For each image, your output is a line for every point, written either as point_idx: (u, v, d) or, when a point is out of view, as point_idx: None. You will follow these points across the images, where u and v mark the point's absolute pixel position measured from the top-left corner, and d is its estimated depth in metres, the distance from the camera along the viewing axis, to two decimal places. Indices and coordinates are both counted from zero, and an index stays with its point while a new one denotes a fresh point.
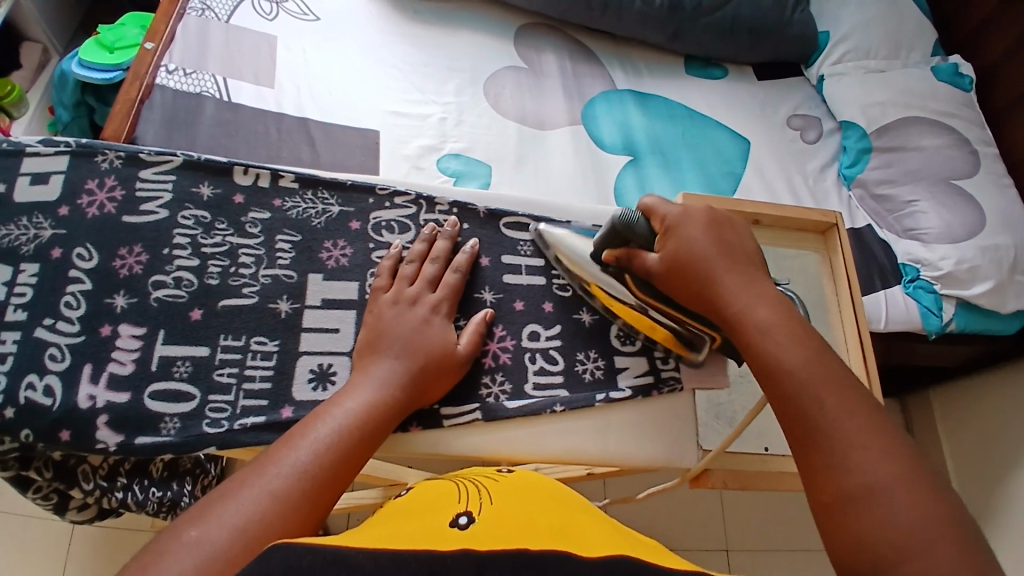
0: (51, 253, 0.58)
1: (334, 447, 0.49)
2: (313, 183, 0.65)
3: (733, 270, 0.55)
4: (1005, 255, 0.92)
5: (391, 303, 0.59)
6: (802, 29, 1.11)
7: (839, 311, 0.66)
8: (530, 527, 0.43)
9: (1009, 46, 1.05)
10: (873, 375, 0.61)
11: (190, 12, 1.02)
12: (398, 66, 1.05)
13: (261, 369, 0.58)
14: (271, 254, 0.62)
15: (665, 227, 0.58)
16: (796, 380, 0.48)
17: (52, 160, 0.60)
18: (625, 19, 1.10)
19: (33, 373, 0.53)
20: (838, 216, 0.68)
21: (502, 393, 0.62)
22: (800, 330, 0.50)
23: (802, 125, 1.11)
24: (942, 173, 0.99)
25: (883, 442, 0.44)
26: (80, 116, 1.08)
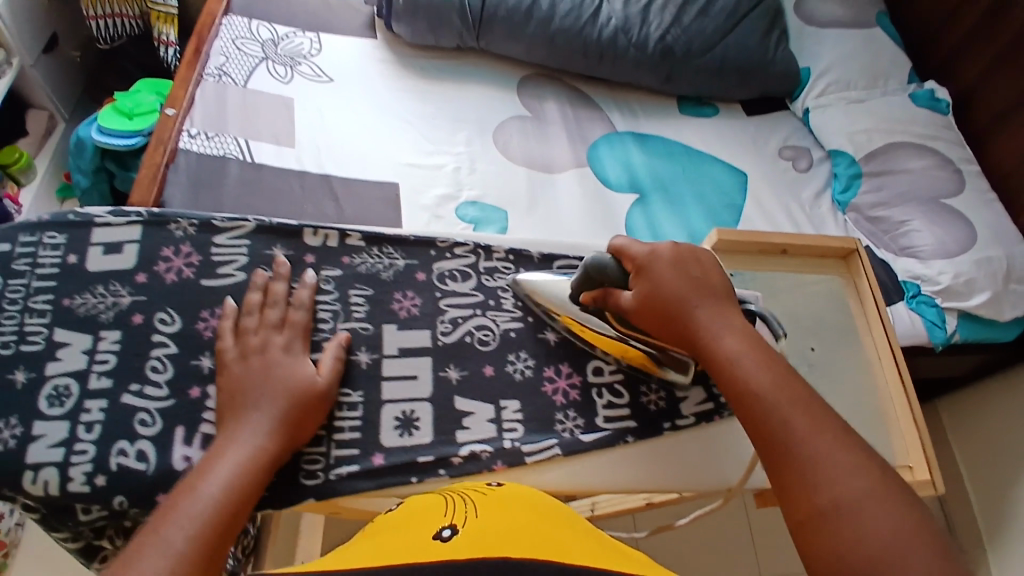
0: (132, 320, 0.61)
1: (211, 523, 0.47)
2: (378, 240, 0.70)
3: (706, 303, 0.59)
4: (999, 266, 0.98)
5: (239, 358, 0.58)
6: (785, 66, 1.19)
7: (869, 330, 0.70)
8: (512, 535, 0.45)
9: (979, 70, 1.15)
10: (909, 386, 0.66)
11: (206, 78, 1.07)
12: (410, 121, 1.10)
13: (350, 420, 0.61)
14: (347, 308, 0.66)
15: (637, 266, 0.62)
16: (765, 404, 0.52)
17: (126, 230, 0.65)
18: (622, 65, 1.16)
19: (124, 440, 0.56)
20: (858, 242, 0.72)
21: (576, 428, 0.65)
22: (765, 354, 0.55)
23: (793, 155, 1.18)
24: (930, 194, 1.06)
25: (853, 459, 0.48)
26: (99, 181, 1.09)
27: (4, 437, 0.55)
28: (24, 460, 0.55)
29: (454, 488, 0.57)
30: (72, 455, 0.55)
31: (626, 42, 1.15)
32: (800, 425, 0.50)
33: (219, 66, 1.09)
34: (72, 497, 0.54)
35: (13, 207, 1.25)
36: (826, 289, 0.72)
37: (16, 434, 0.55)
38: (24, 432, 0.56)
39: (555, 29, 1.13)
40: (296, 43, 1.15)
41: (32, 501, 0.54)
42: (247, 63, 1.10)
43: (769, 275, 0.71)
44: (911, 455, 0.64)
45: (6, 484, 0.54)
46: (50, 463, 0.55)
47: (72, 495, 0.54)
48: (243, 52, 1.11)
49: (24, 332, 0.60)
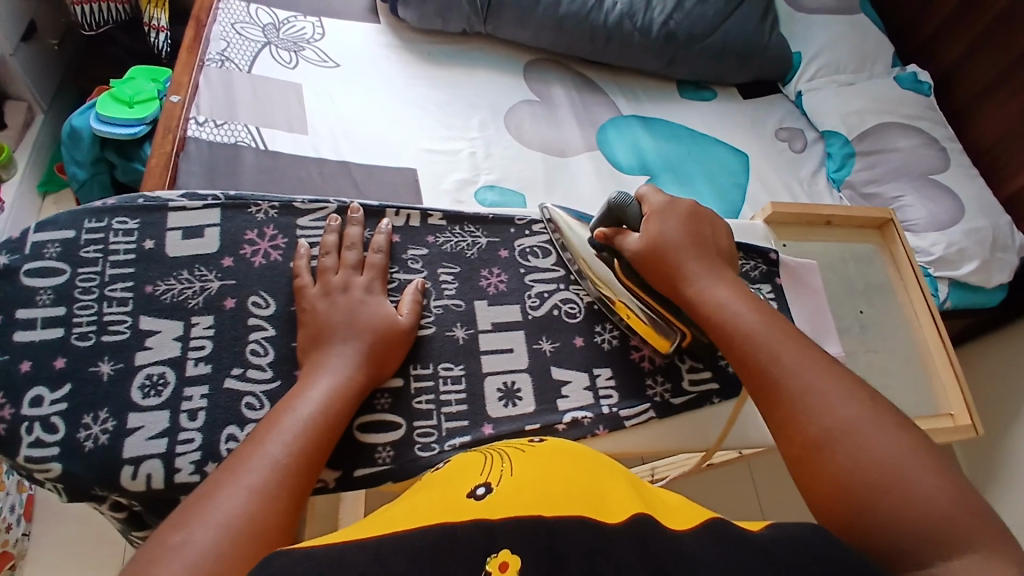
0: (225, 303, 0.65)
1: (302, 433, 0.53)
2: (459, 219, 0.77)
3: (703, 262, 0.66)
4: (986, 235, 1.06)
5: (322, 294, 0.64)
6: (779, 51, 1.24)
7: (908, 294, 0.83)
8: (544, 495, 0.48)
9: (962, 49, 1.22)
10: (947, 343, 0.79)
11: (209, 63, 1.03)
12: (422, 106, 1.10)
13: (455, 393, 0.67)
14: (438, 286, 0.72)
15: (649, 212, 0.69)
16: (756, 346, 0.59)
17: (204, 214, 0.69)
18: (627, 49, 1.19)
19: (234, 425, 0.61)
20: (890, 215, 0.86)
21: (665, 392, 0.71)
22: (755, 304, 0.62)
23: (789, 136, 1.23)
24: (920, 170, 1.13)
25: (843, 390, 0.55)
26: (100, 172, 1.06)
27: (96, 433, 0.58)
28: (121, 455, 0.58)
29: (496, 445, 0.59)
30: (177, 445, 0.59)
31: (631, 27, 1.17)
32: (790, 363, 0.57)
33: (221, 51, 1.05)
34: (177, 488, 0.58)
35: None
36: (867, 256, 0.84)
37: (108, 429, 0.59)
38: (118, 425, 0.59)
39: (562, 13, 1.15)
40: (298, 27, 1.12)
41: (133, 495, 0.58)
42: (251, 47, 1.07)
43: (820, 242, 0.84)
44: (953, 404, 0.77)
45: (109, 477, 0.57)
46: (153, 455, 0.58)
47: (179, 485, 0.58)
48: (245, 37, 1.08)
49: (105, 322, 0.63)
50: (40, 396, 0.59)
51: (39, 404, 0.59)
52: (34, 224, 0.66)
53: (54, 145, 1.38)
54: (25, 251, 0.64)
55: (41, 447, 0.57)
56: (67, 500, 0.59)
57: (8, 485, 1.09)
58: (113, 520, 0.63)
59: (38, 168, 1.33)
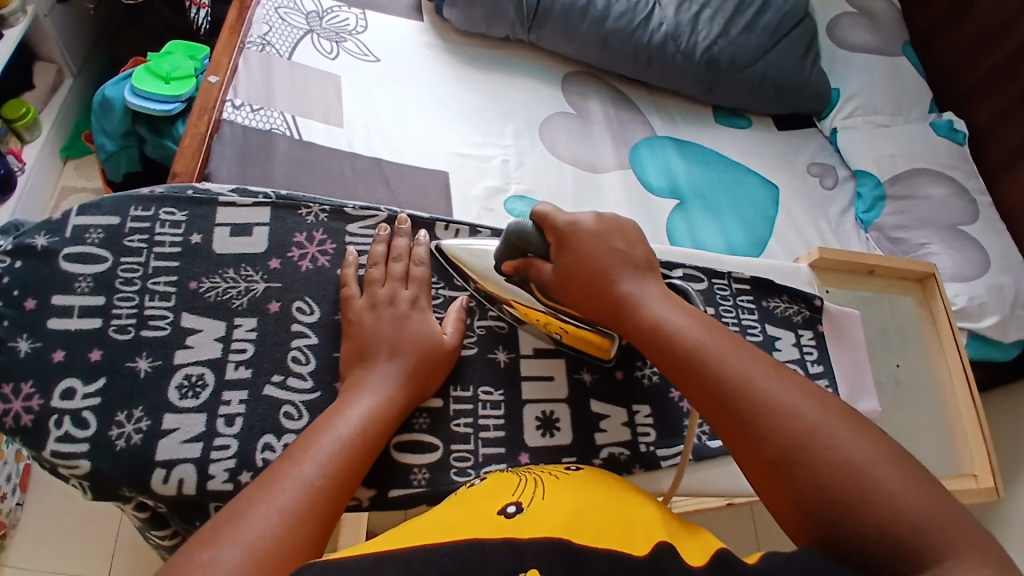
0: (268, 306, 0.65)
1: (337, 456, 0.53)
2: None
3: (626, 267, 0.63)
4: (1009, 293, 1.07)
5: (368, 307, 0.64)
6: (818, 87, 1.23)
7: (943, 350, 0.83)
8: (576, 521, 0.47)
9: (999, 102, 1.21)
10: (978, 405, 0.79)
11: (249, 47, 1.02)
12: (458, 110, 1.09)
13: (493, 418, 0.66)
14: (483, 305, 0.72)
15: (557, 237, 0.65)
16: (698, 359, 0.56)
17: (254, 212, 0.69)
18: (668, 71, 1.18)
19: (271, 434, 0.60)
20: (934, 269, 0.85)
21: (703, 433, 0.71)
22: (689, 308, 0.60)
23: (820, 172, 1.22)
24: (949, 221, 1.12)
25: (789, 400, 0.53)
26: (129, 145, 1.05)
27: (128, 432, 0.58)
28: (154, 457, 0.57)
29: (531, 469, 0.59)
30: (212, 450, 0.58)
31: (674, 49, 1.16)
32: (732, 377, 0.55)
33: (262, 35, 1.04)
34: (208, 494, 0.57)
35: (16, 164, 1.19)
36: (907, 308, 0.84)
37: (141, 428, 0.58)
38: (152, 426, 0.58)
39: (607, 30, 1.14)
40: (341, 17, 1.11)
41: (161, 498, 0.57)
42: (293, 34, 1.06)
43: (860, 292, 0.83)
44: (977, 466, 0.78)
45: (139, 478, 0.57)
46: (186, 460, 0.58)
47: (209, 492, 0.57)
48: (288, 23, 1.07)
49: (145, 316, 0.62)
50: (72, 389, 0.58)
51: (71, 397, 0.58)
52: (77, 207, 0.65)
53: (81, 111, 1.36)
54: (65, 234, 0.63)
55: (70, 442, 0.56)
56: (90, 498, 0.58)
57: (6, 454, 1.08)
58: (133, 517, 0.63)
59: (62, 132, 1.31)
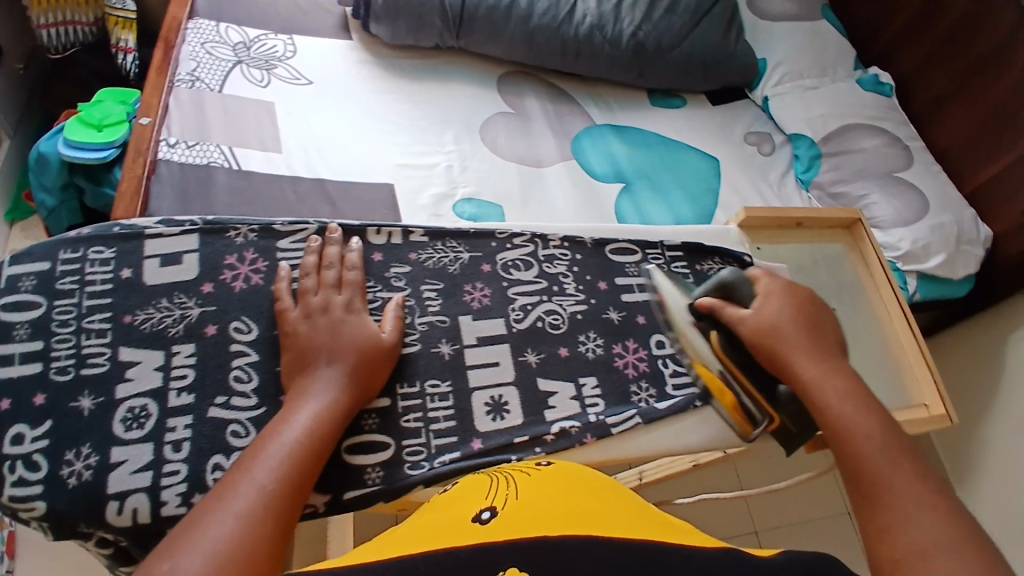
0: (206, 330, 0.65)
1: (288, 459, 0.53)
2: (441, 235, 0.77)
3: (811, 345, 0.66)
4: (950, 230, 1.10)
5: (303, 316, 0.63)
6: (745, 58, 1.27)
7: (876, 286, 0.87)
8: (549, 516, 0.48)
9: (917, 53, 1.26)
10: (918, 335, 0.83)
11: (179, 84, 1.02)
12: (398, 122, 1.10)
13: (443, 410, 0.67)
14: (421, 303, 0.72)
15: (762, 292, 0.70)
16: (861, 442, 0.56)
17: (182, 240, 0.68)
18: (598, 60, 1.20)
19: (219, 454, 0.60)
20: (858, 214, 0.90)
21: (650, 397, 0.73)
22: (870, 402, 0.60)
23: (757, 140, 1.26)
24: (884, 169, 1.16)
25: (933, 508, 0.50)
26: (68, 199, 1.03)
27: (79, 468, 0.57)
28: (106, 490, 0.57)
29: (502, 468, 0.61)
30: (162, 478, 0.58)
31: (601, 39, 1.19)
32: (892, 466, 0.54)
33: (191, 71, 1.04)
34: (164, 521, 0.58)
35: None
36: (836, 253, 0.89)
37: (91, 464, 0.58)
38: (101, 460, 0.58)
39: (533, 27, 1.16)
40: (269, 45, 1.11)
41: (117, 531, 0.57)
42: (221, 67, 1.06)
43: (791, 244, 0.88)
44: (926, 395, 0.80)
45: (93, 512, 0.56)
46: (138, 490, 0.58)
47: (166, 518, 0.58)
48: (215, 56, 1.06)
49: (84, 354, 0.62)
50: (20, 434, 0.58)
51: (20, 442, 0.58)
52: (8, 257, 0.64)
53: (20, 171, 1.33)
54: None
55: (24, 485, 0.56)
56: (53, 538, 0.58)
57: None
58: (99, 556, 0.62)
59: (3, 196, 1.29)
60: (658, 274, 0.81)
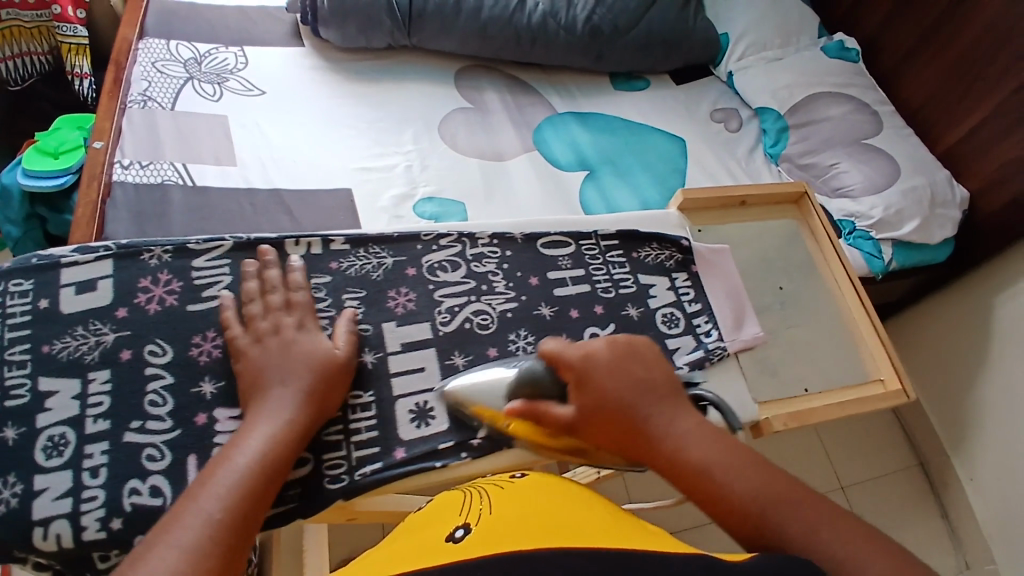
0: (120, 356, 0.63)
1: (240, 484, 0.52)
2: (362, 242, 0.75)
3: (655, 407, 0.58)
4: (924, 194, 1.08)
5: (253, 341, 0.63)
6: (705, 34, 1.25)
7: (826, 260, 0.86)
8: (517, 525, 0.49)
9: (880, 15, 1.24)
10: (870, 309, 0.81)
11: (131, 105, 1.01)
12: (354, 125, 1.09)
13: (365, 419, 0.65)
14: (343, 312, 0.70)
15: (575, 373, 0.61)
16: (758, 509, 0.50)
17: (97, 266, 0.66)
18: (554, 48, 1.18)
19: (135, 478, 0.58)
20: (806, 187, 0.89)
21: None
22: (738, 454, 0.54)
23: (724, 116, 1.24)
24: (853, 136, 1.14)
25: (857, 562, 0.46)
26: (31, 228, 1.02)
27: (5, 496, 0.56)
28: (31, 516, 0.55)
29: (476, 483, 0.63)
30: (81, 504, 0.56)
31: (555, 25, 1.17)
32: (796, 524, 0.49)
33: (143, 91, 1.03)
34: (87, 545, 0.55)
35: None
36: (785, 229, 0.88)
37: (17, 491, 0.56)
38: (26, 488, 0.56)
39: (485, 19, 1.14)
40: (220, 58, 1.10)
41: (46, 557, 0.55)
42: (173, 84, 1.05)
43: (736, 223, 0.87)
44: (882, 370, 0.79)
45: (18, 541, 0.55)
46: (59, 516, 0.56)
47: (87, 544, 0.55)
48: (167, 74, 1.06)
49: (5, 387, 0.60)
50: None
51: None
52: None
53: None
54: None
55: None
56: None
57: None
58: None
59: None
60: (592, 264, 0.79)
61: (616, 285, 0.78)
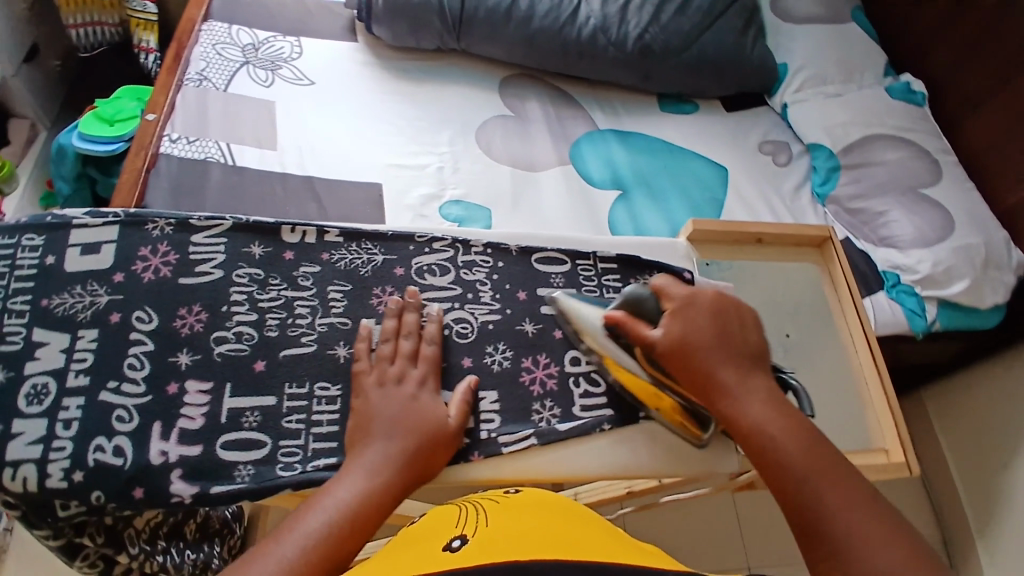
0: (110, 318, 0.61)
1: (323, 541, 0.50)
2: (356, 235, 0.70)
3: (733, 359, 0.60)
4: (978, 253, 1.00)
5: (377, 382, 0.61)
6: (761, 63, 1.21)
7: (842, 311, 0.81)
8: (516, 537, 0.48)
9: (952, 59, 1.17)
10: (882, 371, 0.77)
11: (188, 83, 1.06)
12: (394, 122, 1.11)
13: (328, 413, 0.61)
14: (325, 303, 0.66)
15: (673, 308, 0.63)
16: (797, 475, 0.54)
17: (102, 230, 0.64)
18: (602, 64, 1.17)
19: (102, 436, 0.56)
20: (831, 231, 0.84)
21: (552, 417, 0.66)
22: (795, 422, 0.57)
23: (773, 149, 1.19)
24: (908, 184, 1.08)
25: (883, 541, 0.49)
26: (81, 187, 1.09)
27: None
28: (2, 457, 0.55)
29: (472, 499, 0.63)
30: (50, 452, 0.55)
31: (605, 41, 1.16)
32: (832, 499, 0.52)
33: (200, 71, 1.08)
34: (49, 493, 0.54)
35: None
36: (801, 273, 0.83)
37: None
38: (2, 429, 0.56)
39: (534, 29, 1.14)
40: (277, 46, 1.15)
41: (11, 498, 0.55)
42: (229, 67, 1.10)
43: (749, 263, 0.83)
44: (887, 438, 0.74)
45: None
46: (29, 460, 0.55)
47: (49, 492, 0.54)
48: (225, 57, 1.11)
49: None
50: None
51: None
52: None
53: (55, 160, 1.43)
54: None
55: None
56: None
57: None
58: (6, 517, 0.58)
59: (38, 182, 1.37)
60: (585, 285, 0.75)
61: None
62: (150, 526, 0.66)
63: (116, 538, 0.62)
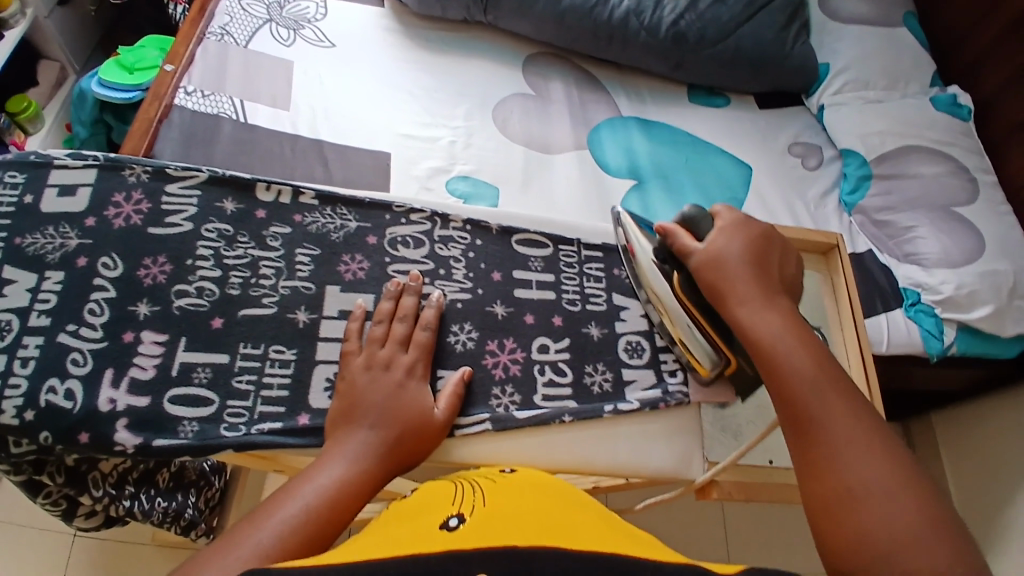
0: (77, 261, 0.61)
1: (299, 528, 0.49)
2: (331, 200, 0.70)
3: (757, 278, 0.61)
4: (1004, 280, 0.94)
5: (364, 367, 0.60)
6: (800, 60, 1.15)
7: (840, 324, 0.76)
8: (522, 526, 0.41)
9: (1007, 71, 1.09)
10: (873, 390, 0.71)
11: (210, 37, 1.05)
12: (410, 92, 1.09)
13: (279, 377, 0.61)
14: (291, 266, 0.66)
15: (719, 226, 0.65)
16: (803, 384, 0.55)
17: (80, 173, 0.64)
18: (631, 48, 1.13)
19: (56, 377, 0.56)
20: (839, 239, 0.80)
21: (511, 404, 0.64)
22: (807, 337, 0.58)
23: (803, 152, 1.14)
24: (941, 200, 1.01)
25: (878, 450, 0.51)
26: (97, 133, 1.11)
27: None
28: None
29: (466, 475, 0.54)
30: (5, 389, 0.55)
31: (636, 25, 1.11)
32: (835, 409, 0.53)
33: (222, 25, 1.07)
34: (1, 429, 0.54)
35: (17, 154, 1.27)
36: None
37: None
38: None
39: (563, 7, 1.10)
40: (301, 6, 1.13)
41: None
42: (252, 23, 1.09)
43: None
44: None
45: None
46: None
47: (2, 427, 0.54)
48: (248, 13, 1.09)
49: None
50: None
51: None
52: None
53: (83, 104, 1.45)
54: None
55: None
56: None
57: None
58: None
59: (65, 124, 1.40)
60: (565, 272, 0.72)
61: (584, 300, 0.71)
62: (117, 471, 0.68)
63: (79, 480, 0.64)
